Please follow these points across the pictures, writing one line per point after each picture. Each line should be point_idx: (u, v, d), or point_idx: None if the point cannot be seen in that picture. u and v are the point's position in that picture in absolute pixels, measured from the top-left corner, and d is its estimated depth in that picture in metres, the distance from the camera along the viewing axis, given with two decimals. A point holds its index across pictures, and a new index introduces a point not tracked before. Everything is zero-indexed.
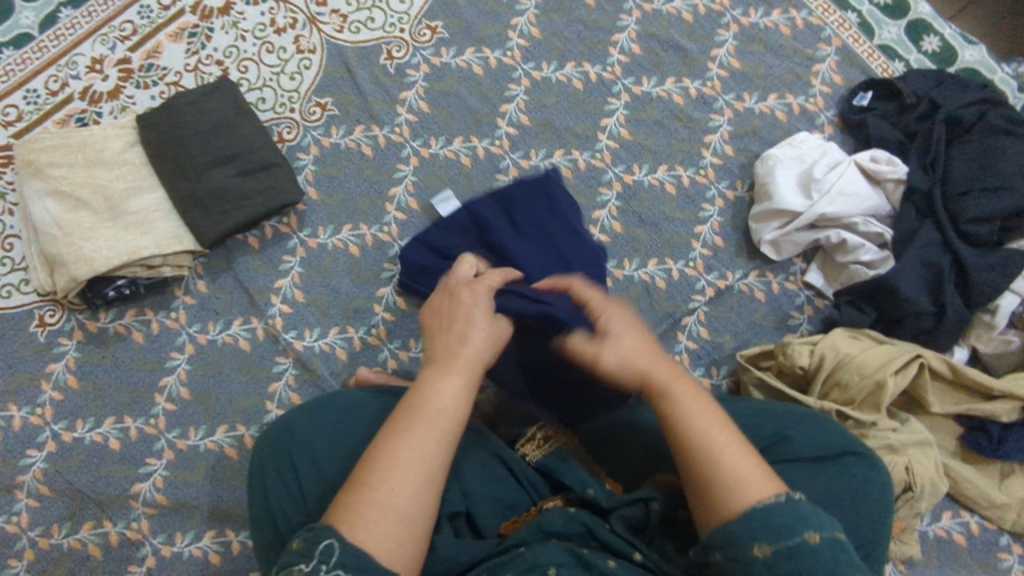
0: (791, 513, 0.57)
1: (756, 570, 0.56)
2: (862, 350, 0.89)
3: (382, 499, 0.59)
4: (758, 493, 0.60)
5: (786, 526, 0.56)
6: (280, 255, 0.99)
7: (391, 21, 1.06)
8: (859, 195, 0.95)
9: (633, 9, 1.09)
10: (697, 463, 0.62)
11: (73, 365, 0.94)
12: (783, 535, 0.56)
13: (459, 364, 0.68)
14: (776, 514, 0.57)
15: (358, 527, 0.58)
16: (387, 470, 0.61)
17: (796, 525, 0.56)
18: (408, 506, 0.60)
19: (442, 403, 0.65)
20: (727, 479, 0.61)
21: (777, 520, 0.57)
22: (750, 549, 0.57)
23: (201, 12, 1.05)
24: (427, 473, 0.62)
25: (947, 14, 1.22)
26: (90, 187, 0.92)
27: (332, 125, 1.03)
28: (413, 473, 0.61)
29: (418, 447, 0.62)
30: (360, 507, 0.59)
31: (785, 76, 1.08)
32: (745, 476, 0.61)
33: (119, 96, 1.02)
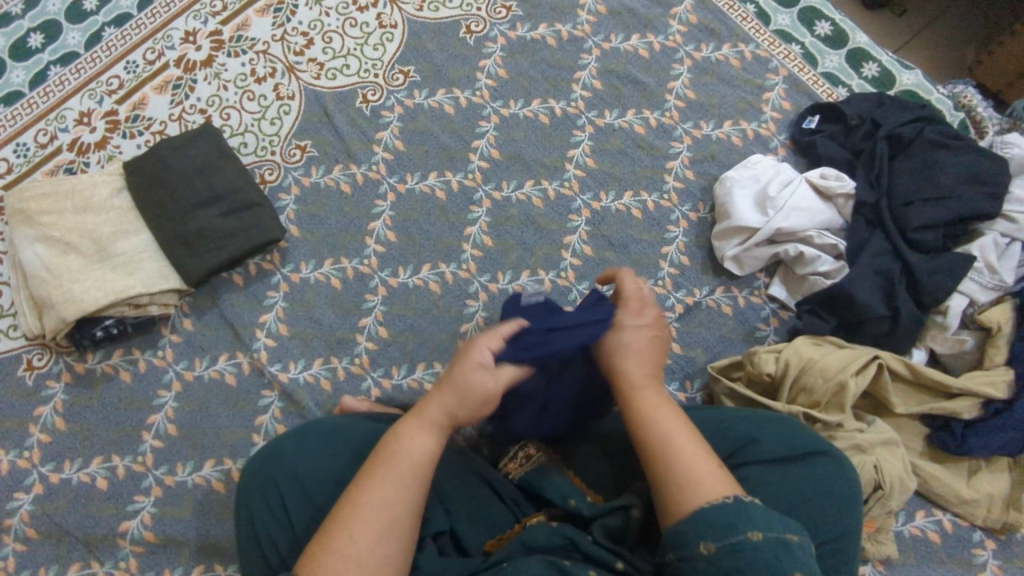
0: (738, 512, 0.61)
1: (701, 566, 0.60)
2: (824, 355, 0.93)
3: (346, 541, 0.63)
4: (711, 492, 0.64)
5: (731, 524, 0.60)
6: (264, 291, 1.02)
7: (366, 68, 1.13)
8: (813, 210, 1.01)
9: (593, 48, 1.16)
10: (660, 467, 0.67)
11: (61, 407, 0.96)
12: (725, 531, 0.60)
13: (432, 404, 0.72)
14: (721, 514, 0.61)
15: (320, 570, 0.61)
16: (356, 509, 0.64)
17: (739, 522, 0.60)
18: (371, 546, 0.63)
19: (413, 443, 0.69)
20: (679, 474, 0.66)
21: (720, 519, 0.61)
22: (696, 548, 0.60)
23: (184, 65, 1.10)
24: (385, 515, 0.64)
25: (886, 43, 1.31)
26: (78, 231, 0.95)
27: (311, 165, 1.08)
28: (376, 511, 0.64)
29: (379, 490, 0.65)
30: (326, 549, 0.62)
31: (738, 104, 1.15)
32: (701, 478, 0.65)
33: (106, 146, 1.06)
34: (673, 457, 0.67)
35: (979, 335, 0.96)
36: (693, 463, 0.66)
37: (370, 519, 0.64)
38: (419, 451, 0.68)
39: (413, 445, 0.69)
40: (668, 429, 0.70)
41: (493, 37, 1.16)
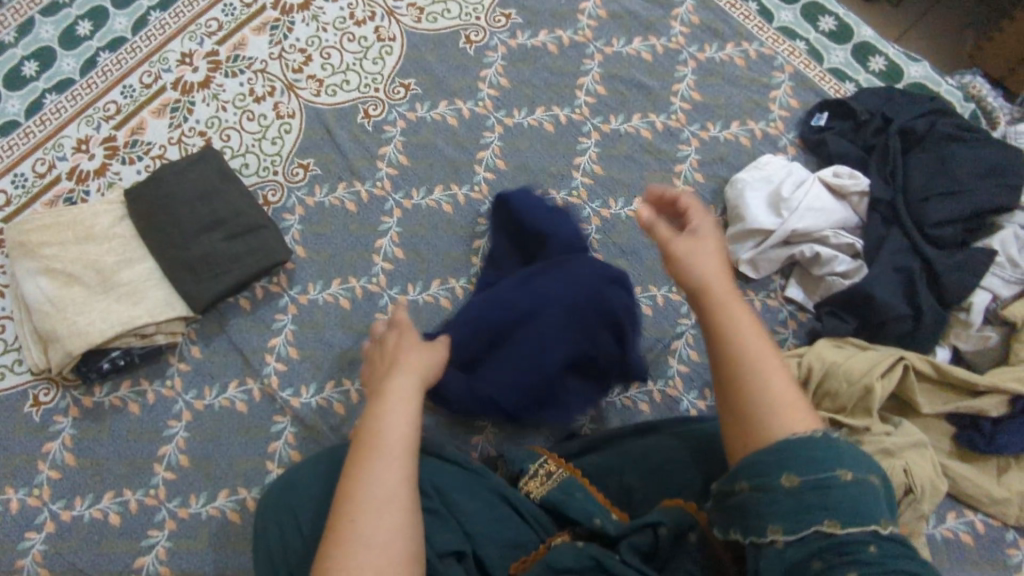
0: (826, 450, 0.57)
1: (781, 497, 0.56)
2: (846, 357, 0.91)
3: (360, 533, 0.64)
4: (793, 427, 0.61)
5: (819, 460, 0.56)
6: (271, 314, 1.00)
7: (366, 82, 1.11)
8: (827, 210, 0.99)
9: (595, 53, 1.15)
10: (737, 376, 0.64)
11: (70, 442, 0.94)
12: (814, 466, 0.56)
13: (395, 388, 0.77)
14: (810, 449, 0.57)
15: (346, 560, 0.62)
16: (364, 497, 0.66)
17: (828, 460, 0.56)
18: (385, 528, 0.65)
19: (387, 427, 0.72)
20: (766, 398, 0.63)
21: (804, 452, 0.57)
22: (778, 481, 0.56)
23: (182, 87, 1.09)
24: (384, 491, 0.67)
25: (889, 34, 1.29)
26: (80, 262, 0.93)
27: (315, 184, 1.06)
28: (377, 494, 0.67)
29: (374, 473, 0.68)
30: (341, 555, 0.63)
31: (745, 104, 1.13)
32: (790, 411, 0.62)
33: (105, 173, 1.04)
34: (761, 385, 0.63)
35: (1003, 331, 0.94)
36: (781, 394, 0.63)
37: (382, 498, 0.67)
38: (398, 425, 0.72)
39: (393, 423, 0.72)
40: (748, 338, 0.66)
41: (494, 46, 1.14)
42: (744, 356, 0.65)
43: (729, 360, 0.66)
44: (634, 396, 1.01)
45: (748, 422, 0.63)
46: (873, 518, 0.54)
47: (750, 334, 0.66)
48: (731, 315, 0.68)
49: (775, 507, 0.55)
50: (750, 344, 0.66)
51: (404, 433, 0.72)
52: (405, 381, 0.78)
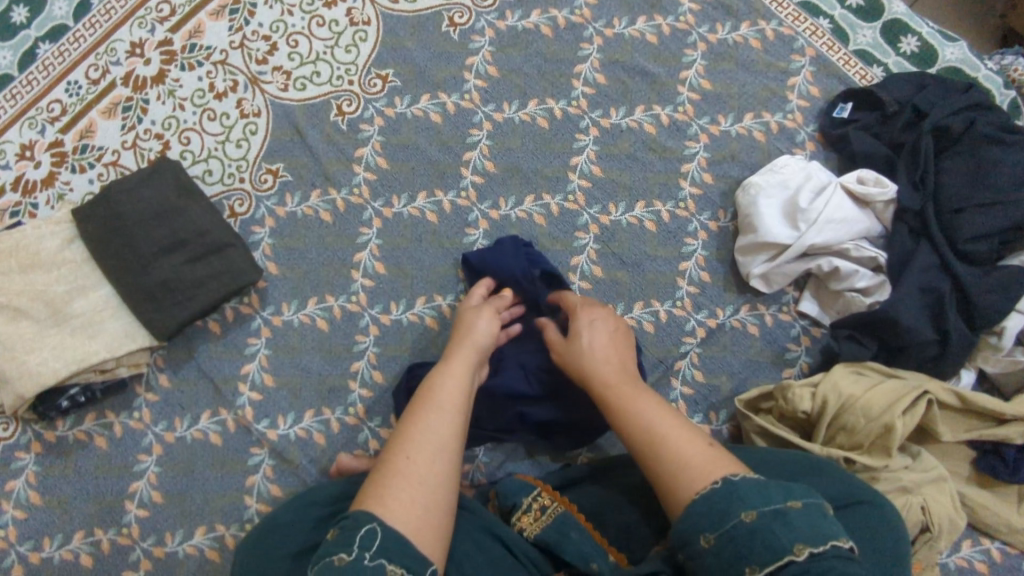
0: (726, 498, 0.59)
1: (707, 561, 0.58)
2: (866, 389, 0.83)
3: (405, 469, 0.66)
4: (701, 479, 0.63)
5: (725, 512, 0.58)
6: (244, 338, 0.93)
7: (338, 74, 1.00)
8: (849, 220, 0.90)
9: (594, 36, 1.03)
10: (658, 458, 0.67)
11: (34, 480, 0.88)
12: (720, 520, 0.58)
13: (459, 352, 0.79)
14: (717, 500, 0.60)
15: (385, 499, 0.63)
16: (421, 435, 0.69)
17: (731, 507, 0.58)
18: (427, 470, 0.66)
19: (445, 386, 0.75)
20: (673, 465, 0.65)
21: (711, 508, 0.59)
22: (698, 540, 0.59)
23: (133, 83, 0.98)
24: (434, 441, 0.69)
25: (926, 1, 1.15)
26: (28, 293, 0.85)
27: (285, 193, 0.96)
28: (423, 443, 0.68)
29: (425, 420, 0.70)
30: (387, 486, 0.64)
31: (760, 93, 1.02)
32: (696, 467, 0.64)
33: (54, 183, 0.95)
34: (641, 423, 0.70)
35: None
36: (684, 452, 0.66)
37: (425, 444, 0.68)
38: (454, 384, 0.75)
39: (450, 383, 0.75)
40: (647, 414, 0.71)
41: (481, 29, 1.02)
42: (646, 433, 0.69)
43: (632, 436, 0.70)
44: None
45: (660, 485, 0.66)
46: (784, 546, 0.55)
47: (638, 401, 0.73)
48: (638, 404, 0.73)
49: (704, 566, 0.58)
50: (653, 417, 0.70)
51: (460, 389, 0.75)
52: (468, 350, 0.80)
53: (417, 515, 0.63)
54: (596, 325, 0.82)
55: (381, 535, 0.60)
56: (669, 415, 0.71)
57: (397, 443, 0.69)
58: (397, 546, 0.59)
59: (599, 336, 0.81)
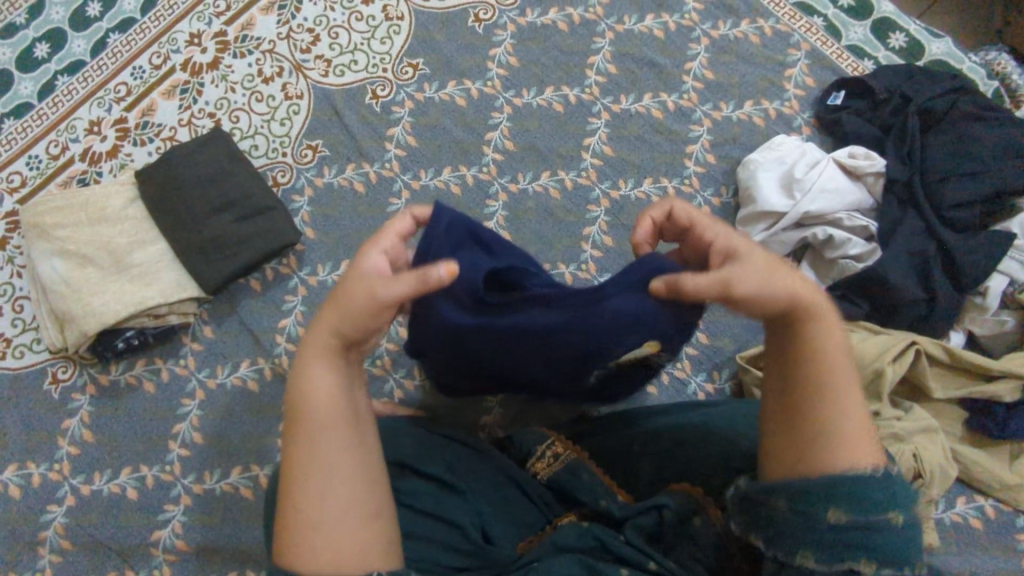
0: (883, 490, 0.54)
1: (807, 537, 0.54)
2: (858, 341, 0.90)
3: (311, 510, 0.56)
4: (860, 459, 0.55)
5: (863, 494, 0.53)
6: (282, 295, 1.01)
7: (374, 62, 1.10)
8: (842, 191, 0.98)
9: (606, 31, 1.13)
10: (815, 425, 0.56)
11: (88, 419, 0.96)
12: (860, 503, 0.53)
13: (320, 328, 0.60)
14: (841, 485, 0.53)
15: (298, 555, 0.55)
16: (309, 448, 0.57)
17: (865, 494, 0.53)
18: (336, 499, 0.56)
19: (319, 381, 0.59)
20: (835, 429, 0.56)
21: (849, 491, 0.53)
22: (823, 514, 0.53)
23: (191, 68, 1.09)
24: (329, 463, 0.57)
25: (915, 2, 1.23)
26: (94, 244, 0.95)
27: (324, 166, 1.06)
28: (317, 472, 0.57)
29: (310, 446, 0.57)
30: (298, 536, 0.55)
31: (759, 83, 1.11)
32: (857, 416, 0.57)
33: (117, 154, 1.05)
34: (828, 367, 0.58)
35: (1019, 315, 0.93)
36: (851, 419, 0.56)
37: (321, 470, 0.57)
38: (330, 379, 0.59)
39: (324, 378, 0.59)
40: (830, 352, 0.58)
41: (503, 24, 1.13)
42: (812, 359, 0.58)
43: (795, 372, 0.58)
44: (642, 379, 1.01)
45: (808, 430, 0.57)
46: (903, 547, 0.54)
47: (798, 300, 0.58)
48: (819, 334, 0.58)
49: (801, 542, 0.54)
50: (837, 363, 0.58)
51: (339, 383, 0.60)
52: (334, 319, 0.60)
53: (349, 540, 0.55)
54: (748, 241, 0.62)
55: None
56: (846, 361, 0.58)
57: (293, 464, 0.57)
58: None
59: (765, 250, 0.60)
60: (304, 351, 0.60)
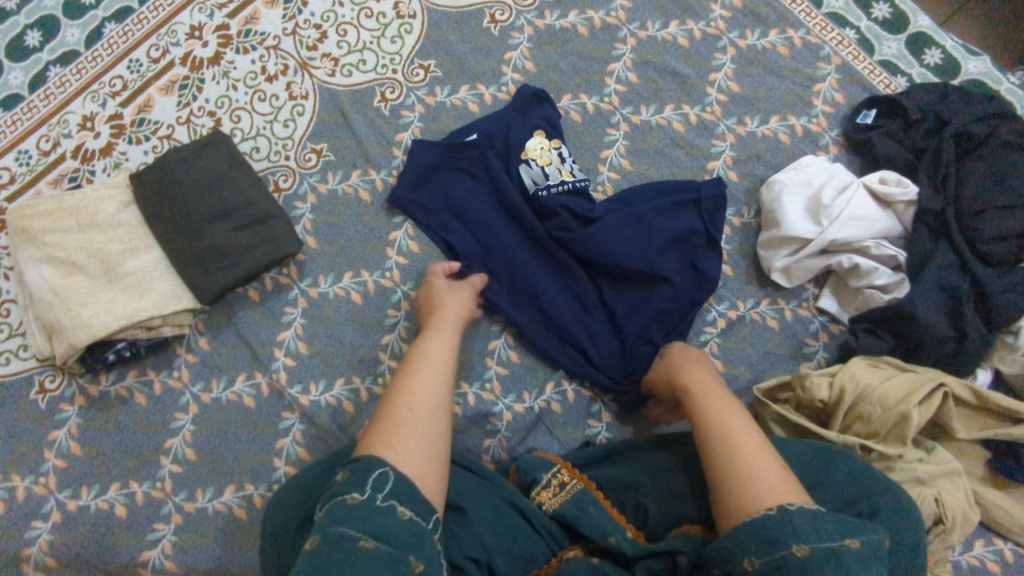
0: (781, 526, 0.62)
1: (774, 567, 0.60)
2: (883, 380, 0.85)
3: (410, 424, 0.71)
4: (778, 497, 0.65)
5: (776, 540, 0.61)
6: (281, 307, 0.97)
7: (384, 63, 1.05)
8: (871, 219, 0.93)
9: (628, 37, 1.07)
10: (727, 464, 0.71)
11: (76, 432, 0.92)
12: (770, 547, 0.61)
13: (443, 319, 0.87)
14: (798, 517, 0.62)
15: (393, 452, 0.67)
16: (420, 401, 0.75)
17: (817, 532, 0.60)
18: (427, 436, 0.71)
19: (437, 347, 0.82)
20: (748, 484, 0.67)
21: (762, 532, 0.62)
22: (741, 563, 0.62)
23: (191, 63, 1.04)
24: (431, 397, 0.75)
25: (953, 10, 1.16)
26: (85, 250, 0.90)
27: (328, 171, 1.01)
28: (422, 393, 0.75)
29: (417, 381, 0.77)
30: (389, 437, 0.69)
31: (786, 97, 1.06)
32: (772, 484, 0.67)
33: (111, 152, 1.00)
34: (745, 467, 0.70)
35: None
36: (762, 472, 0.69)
37: (420, 401, 0.74)
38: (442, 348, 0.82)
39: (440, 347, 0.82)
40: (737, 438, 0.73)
41: (520, 26, 1.07)
42: (716, 442, 0.73)
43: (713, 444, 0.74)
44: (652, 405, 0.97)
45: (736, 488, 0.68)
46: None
47: (731, 423, 0.75)
48: (721, 413, 0.77)
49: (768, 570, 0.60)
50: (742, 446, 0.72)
51: (447, 353, 0.82)
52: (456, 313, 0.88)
53: (420, 460, 0.68)
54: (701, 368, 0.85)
55: (392, 478, 0.64)
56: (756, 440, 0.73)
57: (394, 401, 0.74)
58: (406, 496, 0.63)
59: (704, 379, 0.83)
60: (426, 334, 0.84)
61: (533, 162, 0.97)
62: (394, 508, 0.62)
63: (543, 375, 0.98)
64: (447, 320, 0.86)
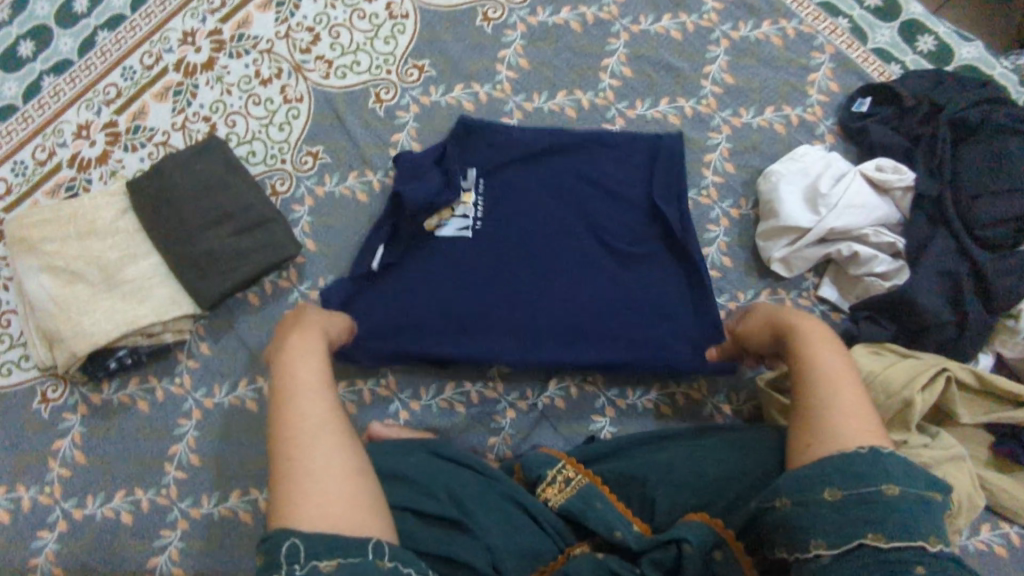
0: (872, 465, 0.61)
1: (823, 509, 0.60)
2: (886, 366, 0.85)
3: (306, 466, 0.61)
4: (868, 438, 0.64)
5: (865, 476, 0.61)
6: (281, 310, 0.97)
7: (378, 64, 1.05)
8: (868, 206, 0.93)
9: (621, 32, 1.07)
10: (812, 394, 0.70)
11: (79, 440, 0.92)
12: (856, 483, 0.60)
13: (291, 347, 0.74)
14: (856, 463, 0.62)
15: (296, 510, 0.58)
16: (294, 438, 0.64)
17: (875, 475, 0.60)
18: (325, 462, 0.62)
19: (302, 371, 0.70)
20: (846, 421, 0.66)
21: (852, 469, 0.61)
22: (820, 495, 0.61)
23: (185, 69, 1.03)
24: (317, 423, 0.65)
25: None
26: (83, 259, 0.90)
27: (325, 173, 1.01)
28: (309, 420, 0.65)
29: (297, 410, 0.66)
30: (287, 491, 0.60)
31: (780, 88, 1.06)
32: (859, 423, 0.66)
33: (107, 160, 1.00)
34: (834, 399, 0.68)
35: None
36: (853, 415, 0.67)
37: (307, 432, 0.64)
38: (309, 374, 0.70)
39: (307, 368, 0.71)
40: (832, 369, 0.71)
41: (513, 24, 1.07)
42: (811, 374, 0.71)
43: (805, 372, 0.72)
44: (655, 399, 0.97)
45: (817, 423, 0.67)
46: (919, 533, 0.57)
47: (826, 356, 0.72)
48: (810, 342, 0.75)
49: (819, 514, 0.60)
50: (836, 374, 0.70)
51: (318, 379, 0.70)
52: (296, 341, 0.75)
53: (331, 496, 0.59)
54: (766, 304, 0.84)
55: (303, 543, 0.55)
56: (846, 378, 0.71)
57: (281, 453, 0.63)
58: (328, 548, 0.55)
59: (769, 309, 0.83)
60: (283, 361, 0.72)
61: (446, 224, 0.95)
62: (376, 557, 0.56)
63: (545, 371, 0.98)
64: (304, 345, 0.75)
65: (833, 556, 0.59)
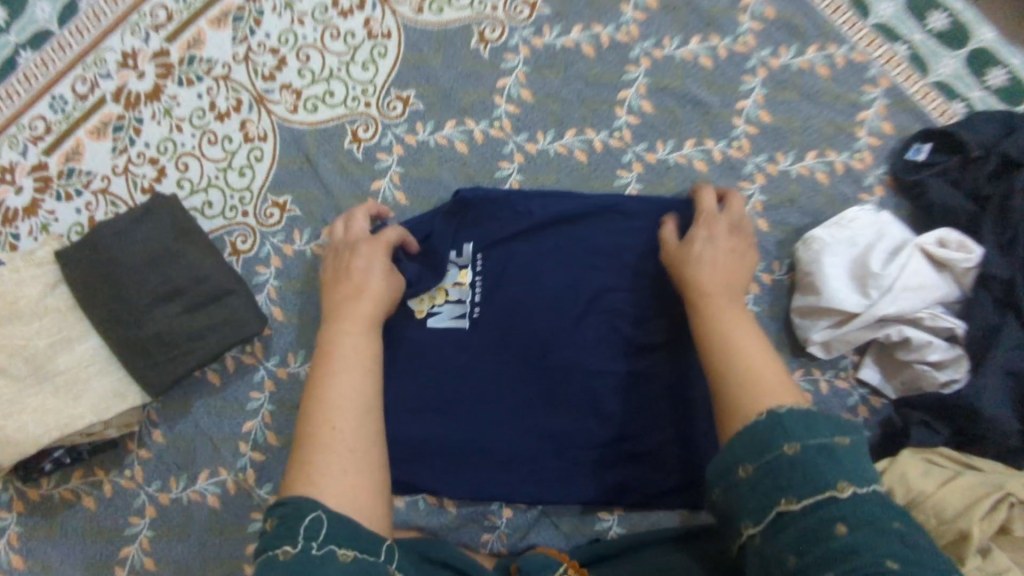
0: (769, 423, 0.53)
1: (742, 492, 0.53)
2: (938, 485, 0.75)
3: (337, 443, 0.58)
4: (778, 398, 0.56)
5: (766, 438, 0.52)
6: (245, 391, 0.84)
7: (354, 95, 0.89)
8: (925, 287, 0.80)
9: (641, 57, 0.91)
10: (721, 362, 0.63)
11: (16, 542, 0.83)
12: (761, 451, 0.52)
13: (353, 312, 0.70)
14: (755, 433, 0.53)
15: (322, 485, 0.54)
16: (337, 406, 0.60)
17: (776, 437, 0.52)
18: (362, 448, 0.58)
19: (353, 345, 0.66)
20: (753, 386, 0.58)
21: (750, 434, 0.53)
22: (734, 473, 0.53)
23: (125, 99, 0.87)
24: (362, 404, 0.61)
25: None
26: (7, 346, 0.76)
27: (293, 229, 0.86)
28: (352, 398, 0.61)
29: (345, 379, 0.62)
30: (321, 460, 0.56)
31: (825, 128, 0.91)
32: (769, 387, 0.58)
33: (37, 212, 0.85)
34: (740, 364, 0.61)
35: None
36: (761, 377, 0.59)
37: (350, 406, 0.60)
38: (365, 346, 0.66)
39: (360, 344, 0.66)
40: (739, 337, 0.64)
41: (515, 47, 0.91)
42: (717, 347, 0.64)
43: (713, 348, 0.65)
44: None
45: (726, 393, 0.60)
46: (826, 481, 0.49)
47: (737, 328, 0.65)
48: (719, 310, 0.68)
49: (739, 501, 0.53)
50: (742, 342, 0.63)
51: (373, 355, 0.66)
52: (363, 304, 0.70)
53: (355, 481, 0.56)
54: (714, 242, 0.76)
55: (328, 522, 0.51)
56: (757, 342, 0.64)
57: (315, 418, 0.59)
58: (348, 536, 0.51)
59: (715, 250, 0.75)
60: (343, 325, 0.68)
61: (440, 310, 0.85)
62: (335, 553, 0.49)
63: None
64: (359, 312, 0.70)
65: (761, 534, 0.51)
